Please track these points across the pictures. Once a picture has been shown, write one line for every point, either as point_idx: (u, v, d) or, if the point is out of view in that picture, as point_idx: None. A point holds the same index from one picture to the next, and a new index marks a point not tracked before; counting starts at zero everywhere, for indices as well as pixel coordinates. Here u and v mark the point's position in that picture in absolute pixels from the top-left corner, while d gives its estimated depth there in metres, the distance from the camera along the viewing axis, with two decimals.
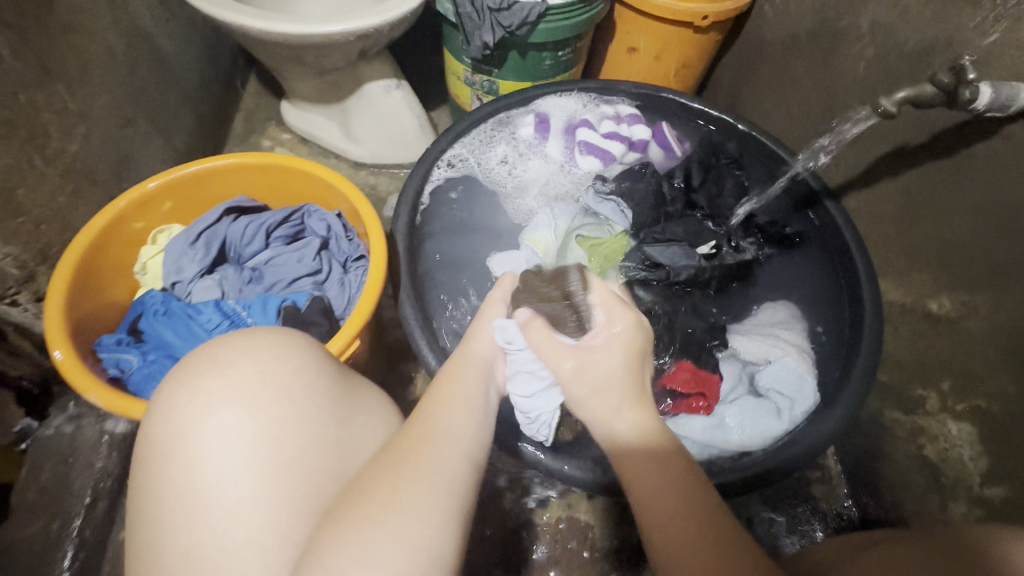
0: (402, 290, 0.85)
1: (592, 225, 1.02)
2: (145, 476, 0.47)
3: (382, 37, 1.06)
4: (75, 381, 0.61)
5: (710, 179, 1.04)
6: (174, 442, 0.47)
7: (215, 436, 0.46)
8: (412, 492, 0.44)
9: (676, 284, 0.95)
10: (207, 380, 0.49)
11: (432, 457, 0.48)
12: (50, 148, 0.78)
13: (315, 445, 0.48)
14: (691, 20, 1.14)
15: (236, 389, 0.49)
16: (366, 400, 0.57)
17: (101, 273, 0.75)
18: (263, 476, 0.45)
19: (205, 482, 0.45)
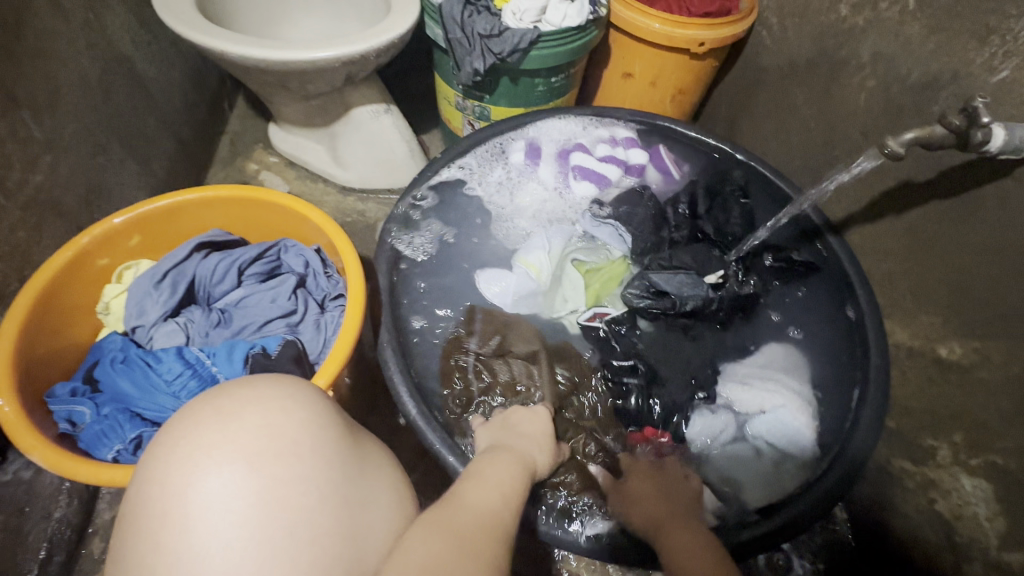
0: (382, 335, 0.80)
1: (588, 250, 0.98)
2: (130, 534, 0.41)
3: (370, 63, 1.02)
4: (18, 439, 0.56)
5: (717, 206, 1.00)
6: (173, 499, 0.41)
7: (215, 494, 0.41)
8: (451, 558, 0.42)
9: (680, 314, 0.90)
10: (211, 432, 0.44)
11: (466, 518, 0.47)
12: (11, 181, 0.74)
13: (321, 507, 0.43)
14: (688, 47, 1.12)
15: (243, 442, 0.43)
16: (370, 450, 0.52)
17: (60, 315, 0.70)
18: (269, 546, 0.40)
19: (202, 550, 0.39)
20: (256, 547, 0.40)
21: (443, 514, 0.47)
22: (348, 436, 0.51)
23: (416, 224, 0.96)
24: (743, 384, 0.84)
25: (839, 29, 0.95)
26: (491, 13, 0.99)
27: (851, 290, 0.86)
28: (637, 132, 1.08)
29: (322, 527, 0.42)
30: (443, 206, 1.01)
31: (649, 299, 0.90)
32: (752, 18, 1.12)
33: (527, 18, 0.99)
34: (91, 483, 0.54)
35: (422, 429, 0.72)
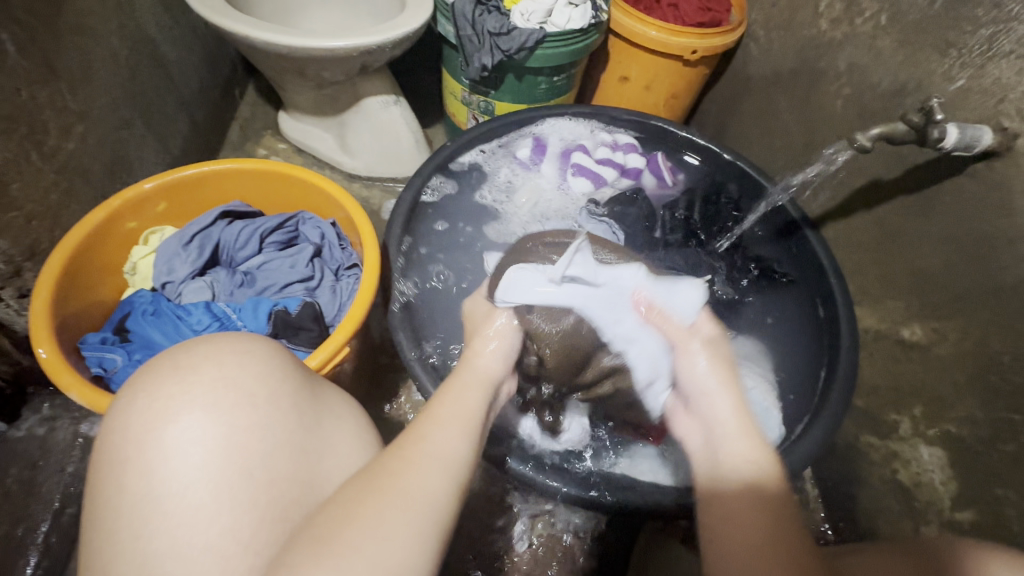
0: (393, 303, 0.85)
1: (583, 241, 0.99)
2: (97, 479, 0.45)
3: (385, 54, 1.08)
4: (58, 377, 0.61)
5: (711, 214, 1.07)
6: (133, 445, 0.44)
7: (177, 440, 0.44)
8: (385, 514, 0.43)
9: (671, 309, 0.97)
10: (168, 386, 0.47)
11: (407, 476, 0.46)
12: (47, 146, 0.78)
13: (276, 452, 0.46)
14: (681, 54, 1.20)
15: (200, 395, 0.46)
16: (329, 402, 0.55)
17: (90, 273, 0.74)
18: (227, 482, 0.43)
19: (167, 488, 0.42)
20: (215, 486, 0.43)
21: (391, 472, 0.46)
22: (307, 388, 0.53)
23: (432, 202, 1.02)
24: None
25: (819, 41, 1.04)
26: (501, 12, 1.06)
27: (828, 291, 0.92)
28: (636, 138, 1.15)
29: (278, 469, 0.45)
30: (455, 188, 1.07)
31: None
32: (741, 31, 1.21)
33: (534, 19, 1.06)
34: None
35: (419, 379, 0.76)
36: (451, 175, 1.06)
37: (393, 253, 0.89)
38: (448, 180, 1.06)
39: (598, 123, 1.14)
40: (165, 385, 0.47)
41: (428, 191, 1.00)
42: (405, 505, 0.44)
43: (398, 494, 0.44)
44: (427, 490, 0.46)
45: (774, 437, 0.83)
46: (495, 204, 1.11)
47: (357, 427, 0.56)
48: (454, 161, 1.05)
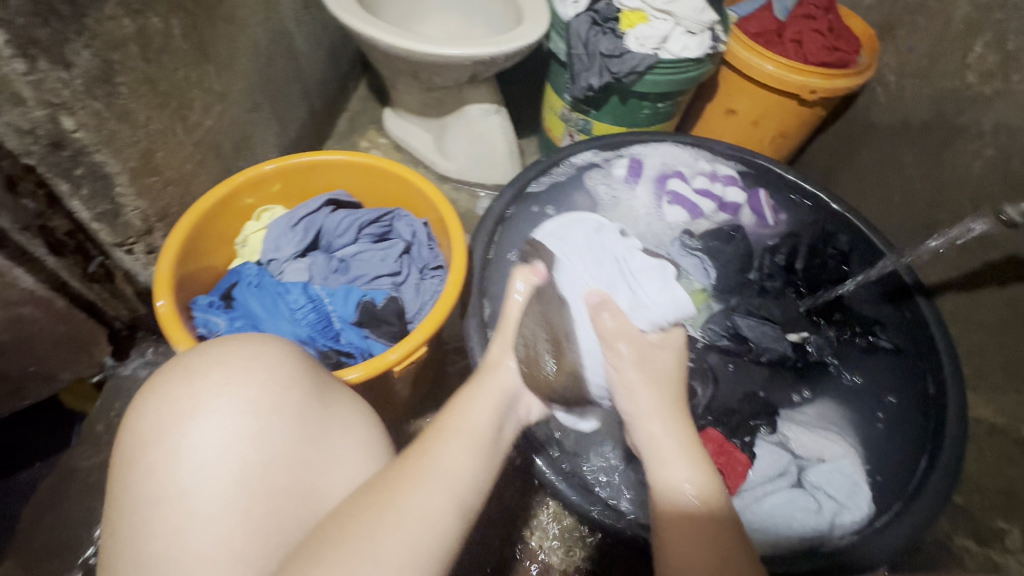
0: (471, 308, 0.86)
1: None
2: (115, 473, 0.48)
3: (496, 65, 1.11)
4: (171, 332, 0.67)
5: (815, 265, 0.98)
6: (145, 443, 0.47)
7: (183, 443, 0.46)
8: (386, 533, 0.44)
9: (759, 364, 0.89)
10: (177, 389, 0.49)
11: (412, 500, 0.47)
12: (191, 120, 0.86)
13: (276, 463, 0.47)
14: (799, 92, 1.15)
15: (207, 400, 0.48)
16: (340, 407, 0.55)
17: (208, 240, 0.81)
18: (232, 486, 0.45)
19: (170, 491, 0.45)
20: (213, 494, 0.45)
21: (399, 486, 0.48)
22: (317, 392, 0.54)
23: (518, 208, 1.00)
24: (804, 427, 0.85)
25: (963, 95, 0.96)
26: (616, 35, 1.05)
27: (937, 367, 0.84)
28: (737, 170, 1.09)
29: (275, 481, 0.47)
30: (547, 196, 1.05)
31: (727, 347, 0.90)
32: (868, 74, 1.13)
33: (649, 44, 1.03)
34: None
35: None
36: (545, 184, 1.04)
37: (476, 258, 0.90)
38: (540, 188, 1.04)
39: (699, 150, 1.10)
40: (177, 386, 0.49)
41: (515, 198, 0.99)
42: (409, 529, 0.45)
43: (400, 510, 0.46)
44: (426, 510, 0.47)
45: (860, 512, 0.75)
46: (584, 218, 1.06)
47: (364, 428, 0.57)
48: (544, 173, 1.04)
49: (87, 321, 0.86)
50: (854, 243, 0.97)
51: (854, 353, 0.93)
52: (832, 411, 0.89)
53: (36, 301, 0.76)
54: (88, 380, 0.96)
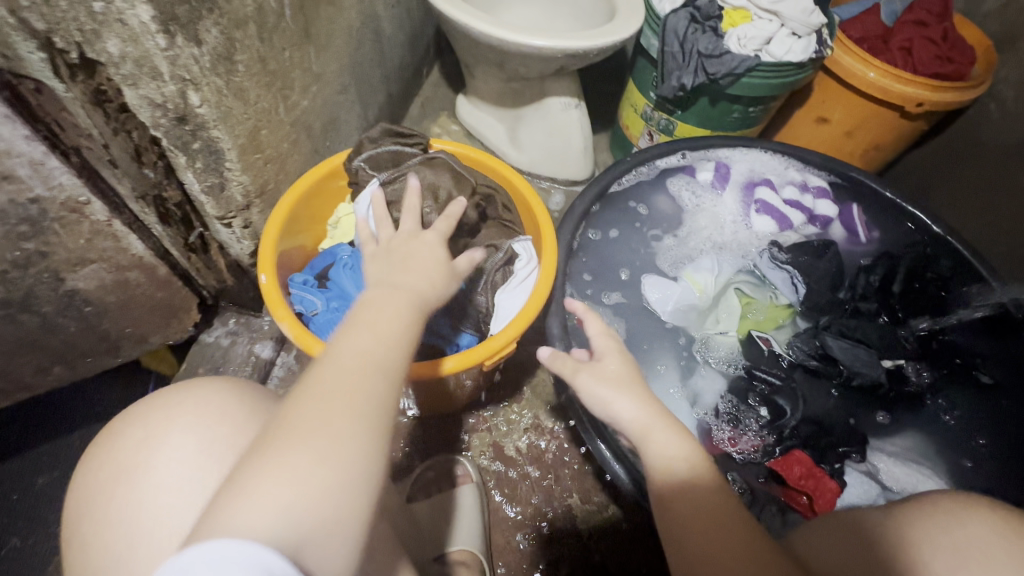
0: (553, 305, 0.84)
1: (753, 284, 0.94)
2: (75, 526, 0.50)
3: (585, 59, 1.08)
4: (274, 306, 0.68)
5: (914, 291, 0.92)
6: (92, 492, 0.51)
7: (120, 492, 0.49)
8: (283, 428, 0.37)
9: (847, 388, 0.84)
10: (125, 434, 0.53)
11: (311, 388, 0.39)
12: (291, 100, 0.88)
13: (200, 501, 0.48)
14: (903, 104, 1.09)
15: (146, 444, 0.51)
16: None
17: (303, 219, 0.83)
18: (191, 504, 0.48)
19: (109, 540, 0.48)
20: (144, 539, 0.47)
21: (303, 387, 0.40)
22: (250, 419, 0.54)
23: (602, 207, 0.99)
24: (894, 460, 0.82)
25: None
26: (717, 34, 1.01)
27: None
28: (829, 182, 1.04)
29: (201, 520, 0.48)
30: (631, 196, 1.03)
31: (817, 369, 0.85)
32: (982, 88, 1.06)
33: (750, 46, 1.00)
34: (323, 356, 0.65)
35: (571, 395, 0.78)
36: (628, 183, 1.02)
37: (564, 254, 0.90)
38: (625, 187, 1.02)
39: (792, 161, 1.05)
40: (131, 429, 0.53)
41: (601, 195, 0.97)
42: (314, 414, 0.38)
43: (303, 400, 0.39)
44: (328, 389, 0.39)
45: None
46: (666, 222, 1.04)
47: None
48: (625, 174, 1.00)
49: (181, 289, 0.90)
50: (955, 268, 0.92)
51: (947, 380, 0.88)
52: (922, 444, 0.84)
53: (142, 266, 0.80)
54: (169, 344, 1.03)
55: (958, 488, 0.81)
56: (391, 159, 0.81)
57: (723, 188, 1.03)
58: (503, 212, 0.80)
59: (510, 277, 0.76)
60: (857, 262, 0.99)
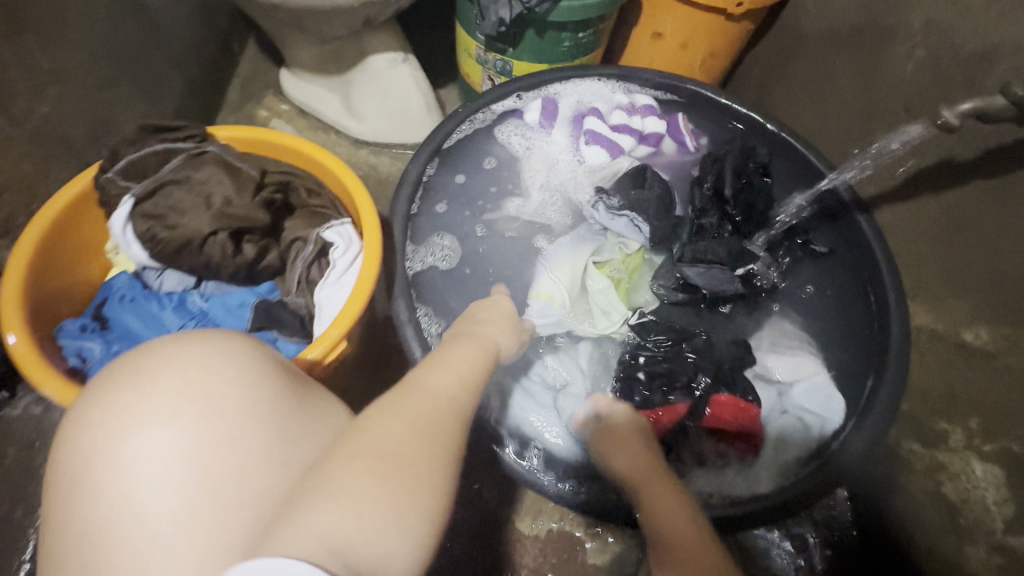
0: (396, 286, 0.77)
1: (603, 247, 0.93)
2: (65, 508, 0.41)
3: (392, 5, 0.96)
4: (30, 371, 0.56)
5: (743, 189, 0.93)
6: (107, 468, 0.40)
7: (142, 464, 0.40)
8: (394, 431, 0.42)
9: (709, 305, 0.88)
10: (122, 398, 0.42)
11: (417, 405, 0.46)
12: (17, 109, 0.70)
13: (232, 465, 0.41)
14: (725, 7, 1.07)
15: (155, 406, 0.42)
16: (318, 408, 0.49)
17: (66, 252, 0.68)
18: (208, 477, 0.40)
19: (124, 511, 0.39)
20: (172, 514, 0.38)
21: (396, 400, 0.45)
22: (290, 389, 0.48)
23: (434, 172, 0.93)
24: (776, 351, 0.89)
25: None
26: None
27: (875, 268, 0.85)
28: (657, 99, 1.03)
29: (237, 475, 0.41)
30: (460, 154, 0.97)
31: (675, 292, 0.87)
32: None
33: None
34: None
35: None
36: (460, 139, 0.96)
37: (399, 205, 0.84)
38: (455, 144, 0.96)
39: (621, 80, 1.00)
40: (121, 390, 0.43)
41: (431, 161, 0.90)
42: (418, 426, 0.43)
43: (407, 409, 0.44)
44: (431, 406, 0.46)
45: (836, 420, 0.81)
46: (510, 170, 1.02)
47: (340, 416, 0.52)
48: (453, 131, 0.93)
49: None
50: (784, 155, 0.96)
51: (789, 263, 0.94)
52: (781, 327, 0.92)
53: None
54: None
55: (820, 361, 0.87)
56: (160, 161, 0.67)
57: (551, 126, 0.99)
58: (310, 198, 0.70)
59: (328, 270, 0.66)
60: (690, 174, 1.02)
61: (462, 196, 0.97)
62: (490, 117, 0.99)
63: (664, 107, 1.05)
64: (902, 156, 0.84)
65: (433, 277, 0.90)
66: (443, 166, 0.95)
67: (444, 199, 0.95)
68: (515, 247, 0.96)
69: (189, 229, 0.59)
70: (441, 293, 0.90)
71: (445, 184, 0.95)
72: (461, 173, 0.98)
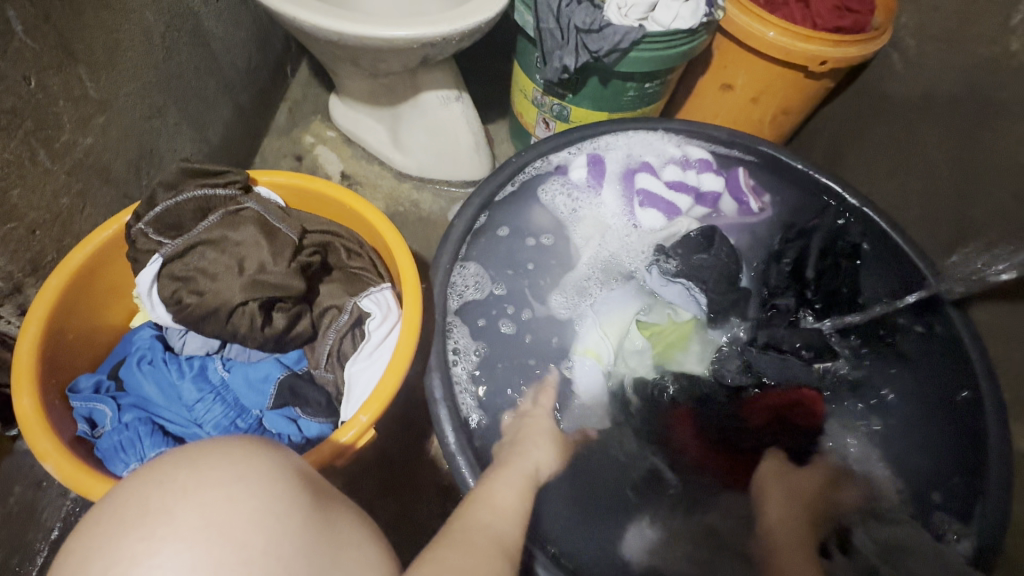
0: (432, 355, 0.71)
1: (647, 308, 0.86)
2: None
3: (451, 46, 0.91)
4: (34, 440, 0.51)
5: (828, 271, 0.85)
6: None
7: None
8: None
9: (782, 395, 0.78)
10: (129, 544, 0.34)
11: None
12: (58, 143, 0.67)
13: None
14: (807, 64, 0.98)
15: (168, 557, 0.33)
16: (344, 528, 0.41)
17: (93, 297, 0.64)
18: None
19: None
20: None
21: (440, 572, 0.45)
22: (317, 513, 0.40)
23: (483, 222, 0.86)
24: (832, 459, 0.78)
25: (1002, 65, 0.82)
26: (593, 5, 0.87)
27: (970, 371, 0.75)
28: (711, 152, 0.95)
29: None
30: (507, 205, 0.89)
31: (742, 378, 0.78)
32: (887, 39, 0.97)
33: (634, 14, 0.87)
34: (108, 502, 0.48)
35: (455, 459, 0.66)
36: (509, 192, 0.89)
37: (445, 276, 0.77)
38: (504, 197, 0.89)
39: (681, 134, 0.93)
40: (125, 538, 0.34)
41: (479, 214, 0.83)
42: None
43: None
44: None
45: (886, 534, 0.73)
46: (558, 222, 0.92)
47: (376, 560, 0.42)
48: (502, 186, 0.87)
49: None
50: (872, 233, 0.85)
51: (872, 362, 0.83)
52: (886, 446, 0.78)
53: None
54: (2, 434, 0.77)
55: (904, 477, 0.76)
56: (197, 211, 0.62)
57: (600, 185, 0.92)
58: (349, 259, 0.64)
59: (362, 341, 0.60)
60: (773, 246, 0.92)
61: (508, 242, 0.88)
62: (541, 167, 0.92)
63: (719, 161, 0.97)
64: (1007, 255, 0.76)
65: (461, 326, 0.81)
66: (489, 218, 0.87)
67: (486, 245, 0.86)
68: (557, 305, 0.87)
69: (217, 297, 0.53)
70: (470, 349, 0.80)
71: (488, 229, 0.87)
72: (507, 225, 0.89)
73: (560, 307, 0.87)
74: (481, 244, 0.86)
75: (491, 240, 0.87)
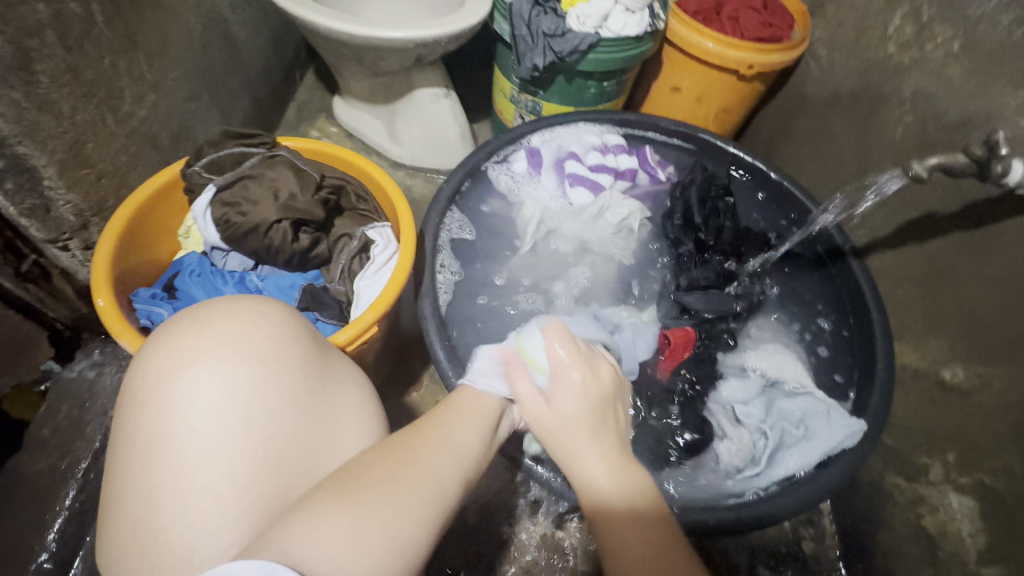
0: (423, 286, 0.87)
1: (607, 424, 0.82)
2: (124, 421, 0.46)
3: (440, 47, 1.09)
4: (112, 324, 0.65)
5: (711, 211, 1.02)
6: (157, 388, 0.46)
7: (196, 391, 0.46)
8: (408, 483, 0.47)
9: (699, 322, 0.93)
10: (186, 336, 0.49)
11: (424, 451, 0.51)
12: (122, 111, 0.83)
13: (279, 410, 0.47)
14: (737, 68, 1.18)
15: (214, 349, 0.48)
16: (335, 370, 0.56)
17: (148, 233, 0.80)
18: (229, 441, 0.44)
19: (178, 428, 0.45)
20: (216, 441, 0.44)
21: (402, 438, 0.51)
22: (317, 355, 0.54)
23: (468, 194, 1.03)
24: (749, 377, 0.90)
25: (885, 65, 1.02)
26: (558, 15, 1.06)
27: (861, 298, 0.92)
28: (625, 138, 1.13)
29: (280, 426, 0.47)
30: (477, 183, 1.04)
31: (675, 320, 0.93)
32: (801, 48, 1.18)
33: (590, 23, 1.05)
34: None
35: (444, 368, 0.80)
36: (486, 175, 1.05)
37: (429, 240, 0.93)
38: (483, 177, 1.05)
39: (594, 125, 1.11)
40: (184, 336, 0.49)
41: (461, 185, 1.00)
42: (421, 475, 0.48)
43: (422, 451, 0.51)
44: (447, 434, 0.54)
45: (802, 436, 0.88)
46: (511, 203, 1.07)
47: (360, 399, 0.57)
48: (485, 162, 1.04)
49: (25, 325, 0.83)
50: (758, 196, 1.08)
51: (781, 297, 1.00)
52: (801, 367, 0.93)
53: None
54: (32, 388, 0.92)
55: None
56: (235, 162, 0.77)
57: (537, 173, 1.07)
58: (358, 203, 0.81)
59: (368, 264, 0.76)
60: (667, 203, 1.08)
61: (476, 214, 1.03)
62: (497, 158, 1.07)
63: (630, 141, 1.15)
64: (889, 211, 0.94)
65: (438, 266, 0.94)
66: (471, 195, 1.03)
67: (466, 209, 1.02)
68: (515, 263, 1.02)
69: (257, 217, 0.71)
70: (450, 288, 0.95)
71: (463, 206, 1.02)
72: (485, 204, 1.06)
73: (516, 266, 1.02)
74: (461, 211, 1.01)
75: (471, 208, 1.03)
